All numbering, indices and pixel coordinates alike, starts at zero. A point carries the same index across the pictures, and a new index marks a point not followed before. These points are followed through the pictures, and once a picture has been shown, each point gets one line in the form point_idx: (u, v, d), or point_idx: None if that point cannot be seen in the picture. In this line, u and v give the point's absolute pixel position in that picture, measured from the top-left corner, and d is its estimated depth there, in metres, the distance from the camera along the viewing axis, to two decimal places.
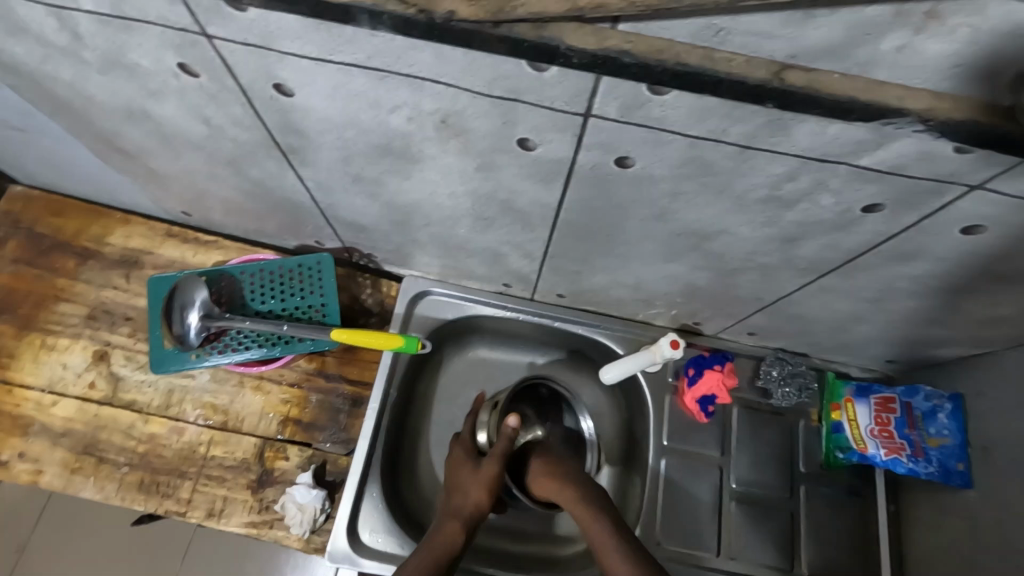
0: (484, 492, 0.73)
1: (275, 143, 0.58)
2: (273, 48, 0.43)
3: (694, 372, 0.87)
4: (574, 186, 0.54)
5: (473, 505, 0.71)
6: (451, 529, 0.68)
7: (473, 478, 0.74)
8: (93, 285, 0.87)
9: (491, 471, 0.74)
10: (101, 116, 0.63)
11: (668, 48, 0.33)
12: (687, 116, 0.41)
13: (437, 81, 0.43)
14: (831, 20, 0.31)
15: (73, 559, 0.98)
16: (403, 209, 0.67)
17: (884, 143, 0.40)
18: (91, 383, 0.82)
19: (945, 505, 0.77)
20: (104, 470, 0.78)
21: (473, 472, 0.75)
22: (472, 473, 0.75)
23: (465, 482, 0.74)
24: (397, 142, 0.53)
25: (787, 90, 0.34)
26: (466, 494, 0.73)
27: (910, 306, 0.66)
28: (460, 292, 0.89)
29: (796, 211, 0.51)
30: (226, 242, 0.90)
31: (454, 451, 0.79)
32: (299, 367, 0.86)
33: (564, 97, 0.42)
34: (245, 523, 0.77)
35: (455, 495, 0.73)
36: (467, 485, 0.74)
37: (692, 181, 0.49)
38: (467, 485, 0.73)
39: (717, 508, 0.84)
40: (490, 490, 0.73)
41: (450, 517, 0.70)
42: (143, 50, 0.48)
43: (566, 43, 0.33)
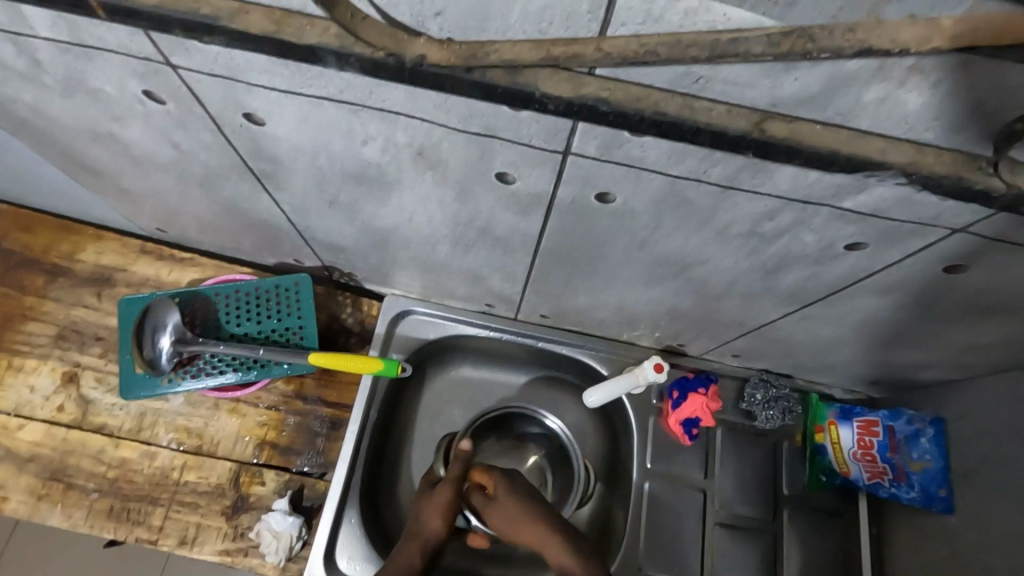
0: (440, 519, 0.71)
1: (248, 168, 0.57)
2: (240, 80, 0.42)
3: (678, 395, 0.86)
4: (554, 217, 0.53)
5: (433, 531, 0.70)
6: (410, 551, 0.68)
7: (429, 503, 0.73)
8: (63, 304, 0.84)
9: (446, 496, 0.72)
10: (66, 136, 0.60)
11: (646, 96, 0.32)
12: (668, 156, 0.40)
13: (412, 116, 0.42)
14: (811, 73, 0.30)
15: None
16: (381, 232, 0.66)
17: (867, 188, 0.39)
18: (60, 406, 0.80)
19: (926, 528, 0.78)
20: (72, 497, 0.76)
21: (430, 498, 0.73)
22: (427, 500, 0.73)
23: (424, 507, 0.72)
24: (372, 171, 0.51)
25: (767, 141, 0.33)
26: (425, 521, 0.71)
27: (891, 334, 0.66)
28: (442, 311, 0.88)
29: (778, 246, 0.50)
30: (201, 259, 0.88)
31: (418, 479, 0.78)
32: (277, 389, 0.84)
33: (541, 135, 0.41)
34: (219, 550, 0.75)
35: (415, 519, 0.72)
36: (426, 510, 0.72)
37: (673, 217, 0.48)
38: (426, 513, 0.72)
39: (699, 532, 0.83)
40: (446, 516, 0.72)
41: (410, 539, 0.70)
42: (106, 77, 0.46)
43: (541, 90, 0.32)
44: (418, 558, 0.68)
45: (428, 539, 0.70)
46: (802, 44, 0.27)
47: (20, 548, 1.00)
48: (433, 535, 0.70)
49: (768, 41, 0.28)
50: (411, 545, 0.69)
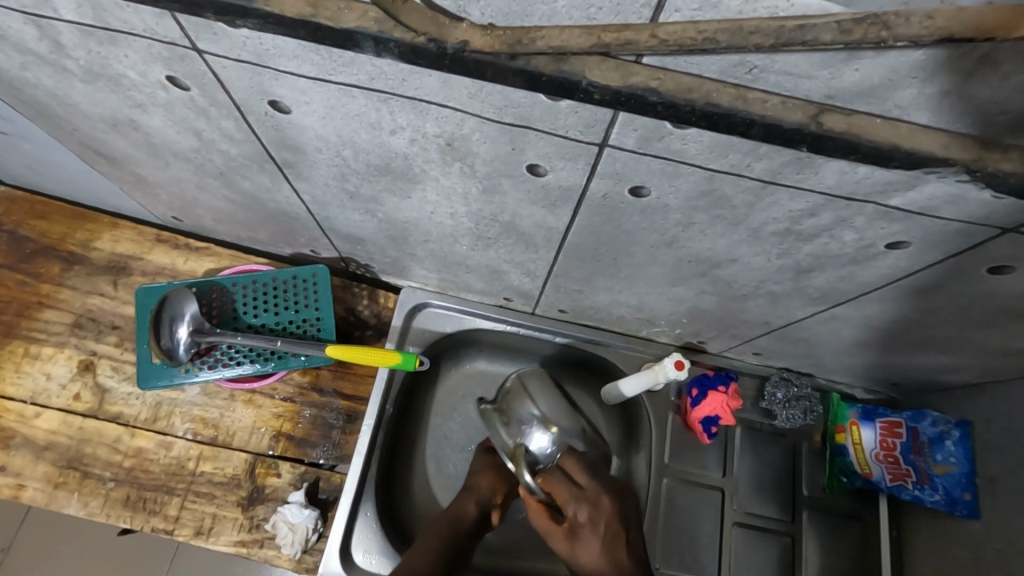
0: (491, 475, 0.74)
1: (269, 157, 0.56)
2: (269, 66, 0.41)
3: (698, 393, 0.84)
4: (582, 212, 0.51)
5: (484, 486, 0.73)
6: (462, 499, 0.72)
7: (484, 460, 0.75)
8: (79, 292, 0.84)
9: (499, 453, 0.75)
10: (86, 122, 0.59)
11: (698, 87, 0.31)
12: (709, 150, 0.39)
13: (444, 106, 0.41)
14: (876, 63, 0.29)
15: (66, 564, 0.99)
16: (402, 225, 0.65)
17: (918, 185, 0.37)
18: (76, 395, 0.80)
19: (949, 533, 0.76)
20: (88, 485, 0.76)
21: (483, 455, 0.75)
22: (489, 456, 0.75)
23: (478, 465, 0.75)
24: (398, 162, 0.50)
25: (824, 135, 0.31)
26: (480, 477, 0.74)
27: (922, 336, 0.65)
28: (459, 304, 0.87)
29: (815, 245, 0.49)
30: (217, 248, 0.87)
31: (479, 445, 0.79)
32: (292, 381, 0.83)
33: (578, 127, 0.39)
34: (235, 541, 0.75)
35: (470, 474, 0.75)
36: (479, 466, 0.75)
37: (708, 213, 0.47)
38: (479, 469, 0.75)
39: (717, 531, 0.82)
40: (499, 472, 0.74)
41: (465, 491, 0.73)
42: (129, 62, 0.45)
43: (588, 79, 0.31)
44: (470, 508, 0.71)
45: (481, 492, 0.72)
46: (872, 32, 0.26)
47: (35, 533, 1.01)
48: (485, 490, 0.72)
49: (837, 28, 0.26)
50: (465, 495, 0.72)
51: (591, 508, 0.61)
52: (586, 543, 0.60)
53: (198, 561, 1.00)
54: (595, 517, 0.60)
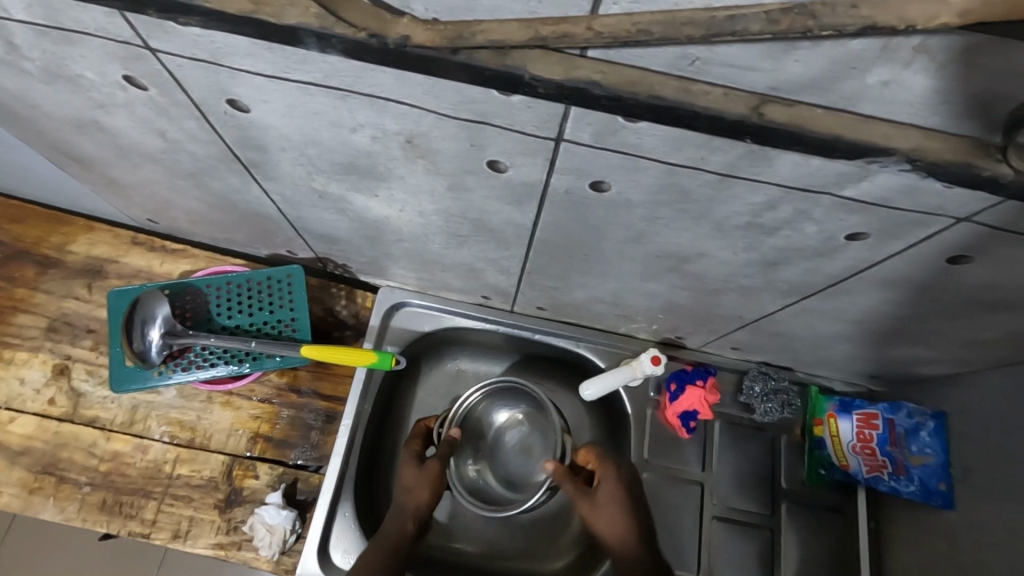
0: (426, 490, 0.72)
1: (235, 157, 0.55)
2: (222, 64, 0.40)
3: (676, 388, 0.85)
4: (548, 208, 0.51)
5: (419, 502, 0.71)
6: (398, 519, 0.70)
7: (417, 476, 0.73)
8: (54, 296, 0.83)
9: (433, 469, 0.73)
10: (51, 125, 0.59)
11: (641, 79, 0.31)
12: (664, 144, 0.39)
13: (400, 102, 0.40)
14: (814, 54, 0.29)
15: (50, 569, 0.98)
16: (374, 224, 0.65)
17: (870, 176, 0.38)
18: (52, 400, 0.79)
19: (925, 523, 0.77)
20: (64, 490, 0.75)
21: (416, 471, 0.73)
22: (416, 470, 0.73)
23: (411, 481, 0.73)
24: (362, 161, 0.50)
25: (767, 126, 0.31)
26: (413, 493, 0.72)
27: (893, 328, 0.65)
28: (438, 303, 0.87)
29: (778, 238, 0.49)
30: (193, 250, 0.87)
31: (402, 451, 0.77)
32: (270, 383, 0.83)
33: (533, 122, 0.39)
34: (212, 544, 0.75)
35: (402, 491, 0.72)
36: (413, 482, 0.73)
37: (670, 207, 0.47)
38: (412, 486, 0.72)
39: (697, 525, 0.82)
40: (433, 486, 0.72)
41: (400, 510, 0.71)
42: (86, 62, 0.45)
43: (531, 73, 0.31)
44: (408, 526, 0.70)
45: (417, 508, 0.71)
46: (802, 22, 0.26)
47: (18, 541, 1.00)
48: (420, 506, 0.71)
49: (766, 18, 0.26)
50: (401, 515, 0.70)
51: (609, 473, 0.72)
52: (607, 496, 0.71)
53: (182, 565, 0.99)
54: (614, 483, 0.72)
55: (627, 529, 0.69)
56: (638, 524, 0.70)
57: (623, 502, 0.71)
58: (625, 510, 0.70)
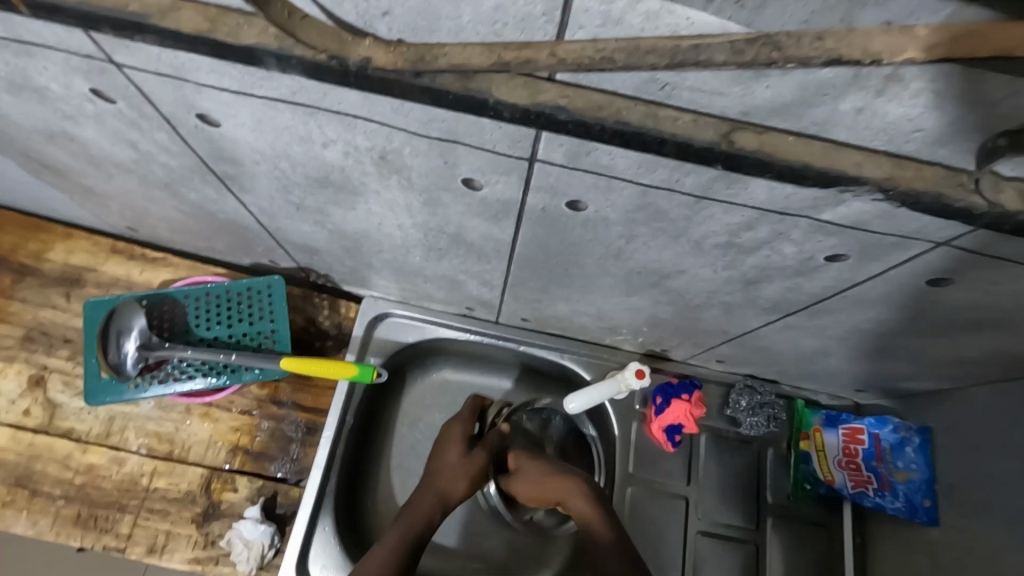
0: (466, 483, 0.74)
1: (210, 170, 0.55)
2: (188, 79, 0.39)
3: (662, 401, 0.84)
4: (525, 225, 0.51)
5: (455, 493, 0.73)
6: (431, 506, 0.71)
7: (460, 465, 0.75)
8: (31, 305, 0.82)
9: (479, 461, 0.75)
10: (21, 135, 0.58)
11: (609, 104, 0.30)
12: (637, 166, 0.38)
13: (370, 120, 0.40)
14: (783, 81, 0.28)
15: None
16: (352, 236, 0.64)
17: (845, 200, 0.37)
18: (27, 410, 0.78)
19: (909, 540, 0.76)
20: (38, 504, 0.74)
21: (461, 458, 0.75)
22: (462, 460, 0.75)
23: (455, 467, 0.74)
24: (334, 176, 0.49)
25: (737, 154, 0.31)
26: (453, 479, 0.73)
27: (877, 344, 0.64)
28: (422, 314, 0.86)
29: (757, 257, 0.48)
30: (175, 258, 0.86)
31: (451, 427, 0.78)
32: (250, 394, 0.82)
33: (505, 142, 0.39)
34: (189, 559, 0.74)
35: (444, 475, 0.74)
36: (454, 470, 0.74)
37: (645, 226, 0.46)
38: (455, 472, 0.74)
39: (682, 541, 0.82)
40: (472, 479, 0.74)
41: (436, 494, 0.72)
42: (49, 75, 0.44)
43: (495, 97, 0.30)
44: (437, 514, 0.71)
45: (453, 498, 0.73)
46: (768, 53, 0.25)
47: None
48: (455, 495, 0.73)
49: (732, 48, 0.25)
50: (436, 499, 0.72)
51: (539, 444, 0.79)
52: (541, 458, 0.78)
53: None
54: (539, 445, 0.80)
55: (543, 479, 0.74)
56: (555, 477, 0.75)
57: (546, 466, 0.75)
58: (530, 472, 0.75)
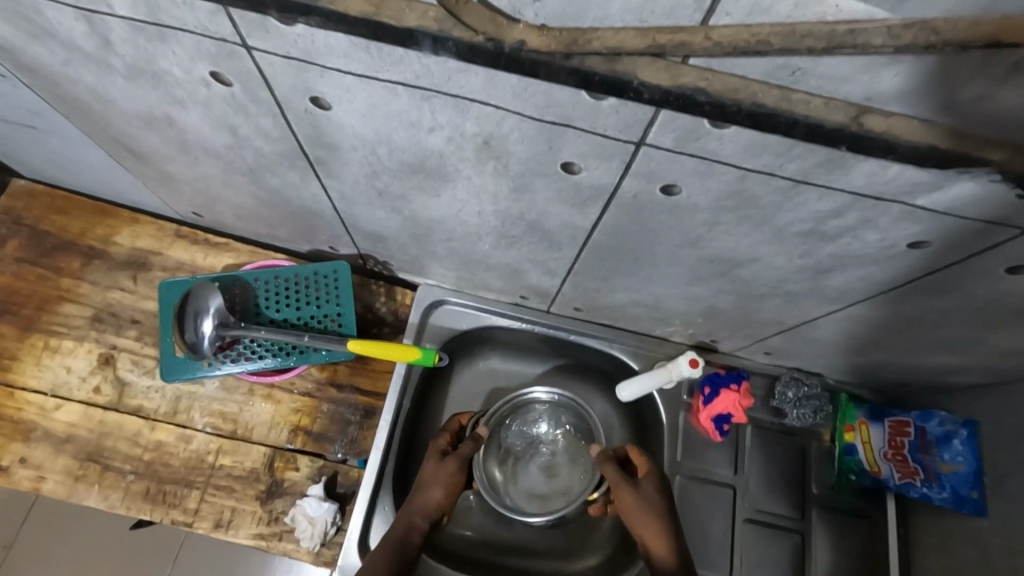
0: (440, 490, 0.69)
1: (303, 153, 0.57)
2: (316, 63, 0.42)
3: (710, 391, 0.86)
4: (611, 211, 0.52)
5: (431, 503, 0.69)
6: (408, 518, 0.67)
7: (435, 472, 0.71)
8: (99, 287, 0.84)
9: (451, 467, 0.71)
10: (118, 120, 0.60)
11: (744, 88, 0.32)
12: (743, 151, 0.40)
13: (486, 104, 0.42)
14: (915, 67, 0.30)
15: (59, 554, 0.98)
16: (425, 222, 0.66)
17: (944, 185, 0.39)
18: (97, 388, 0.80)
19: (956, 531, 0.77)
20: (109, 478, 0.76)
21: (434, 468, 0.71)
22: (436, 467, 0.71)
23: (427, 477, 0.71)
24: (430, 160, 0.51)
25: (864, 136, 0.33)
26: (427, 489, 0.70)
27: (934, 336, 0.66)
28: (476, 303, 0.88)
29: (838, 245, 0.50)
30: (237, 245, 0.88)
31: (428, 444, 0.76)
32: (311, 377, 0.84)
33: (617, 126, 0.41)
34: (254, 535, 0.76)
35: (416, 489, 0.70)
36: (428, 480, 0.70)
37: (732, 213, 0.48)
38: (429, 482, 0.70)
39: (729, 528, 0.83)
40: (449, 486, 0.70)
41: (412, 509, 0.68)
42: (174, 59, 0.46)
43: (639, 79, 0.32)
44: (417, 525, 0.67)
45: (433, 510, 0.68)
46: (926, 37, 0.27)
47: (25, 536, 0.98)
48: (435, 505, 0.68)
49: (888, 33, 0.28)
50: (413, 512, 0.68)
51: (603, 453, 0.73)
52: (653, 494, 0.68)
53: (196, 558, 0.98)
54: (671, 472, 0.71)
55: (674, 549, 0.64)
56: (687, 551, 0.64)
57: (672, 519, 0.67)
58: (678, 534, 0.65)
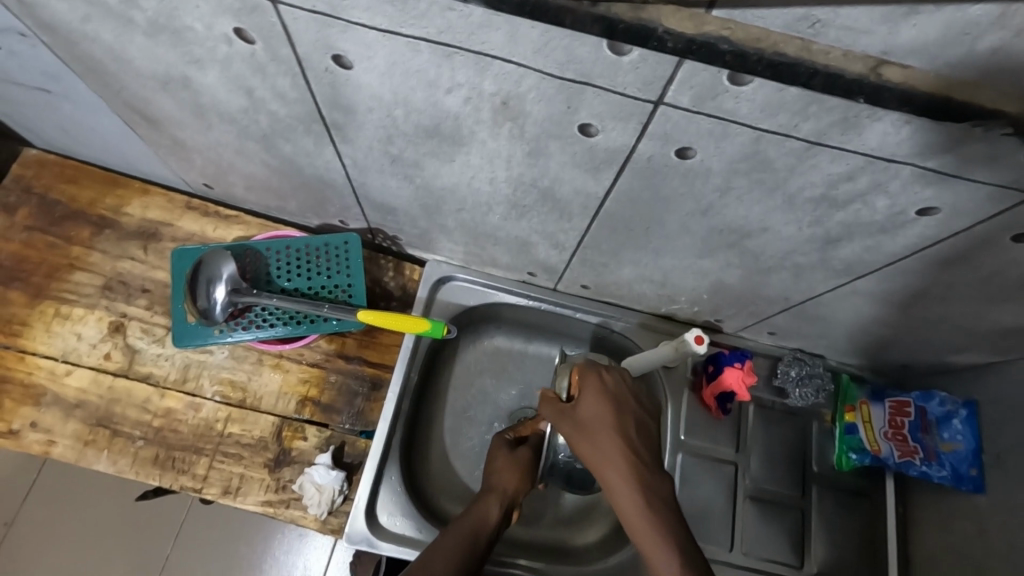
0: (516, 476, 0.71)
1: (320, 117, 0.57)
2: (340, 18, 0.42)
3: (714, 369, 0.87)
4: (625, 176, 0.53)
5: (506, 488, 0.70)
6: (486, 504, 0.67)
7: (507, 461, 0.73)
8: (110, 256, 0.85)
9: (525, 457, 0.74)
10: (137, 82, 0.60)
11: (765, 38, 0.33)
12: (759, 110, 0.41)
13: (507, 62, 0.42)
14: (934, 18, 0.30)
15: (65, 524, 1.05)
16: (438, 192, 0.67)
17: (955, 144, 0.40)
18: (107, 355, 0.80)
19: (954, 507, 0.78)
20: (118, 444, 0.77)
21: (507, 457, 0.73)
22: (509, 455, 0.73)
23: (500, 464, 0.72)
24: (447, 122, 0.52)
25: (882, 86, 0.34)
26: (500, 475, 0.71)
27: (936, 312, 0.67)
28: (483, 279, 0.89)
29: (847, 212, 0.51)
30: (247, 217, 0.89)
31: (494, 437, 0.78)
32: (319, 348, 0.84)
33: (636, 84, 0.41)
34: (262, 501, 0.77)
35: (491, 473, 0.72)
36: (501, 467, 0.72)
37: (745, 177, 0.49)
38: (502, 469, 0.72)
39: (731, 504, 0.84)
40: (523, 475, 0.72)
41: (487, 494, 0.68)
42: (198, 14, 0.46)
43: (664, 26, 0.33)
44: (493, 509, 0.66)
45: (505, 494, 0.69)
46: None
47: (44, 502, 1.06)
48: (509, 490, 0.70)
49: None
50: (489, 495, 0.68)
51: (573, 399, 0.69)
52: (598, 411, 0.58)
53: (203, 523, 1.07)
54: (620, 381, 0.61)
55: (618, 458, 0.55)
56: (639, 452, 0.56)
57: (617, 426, 0.57)
58: (624, 439, 0.56)
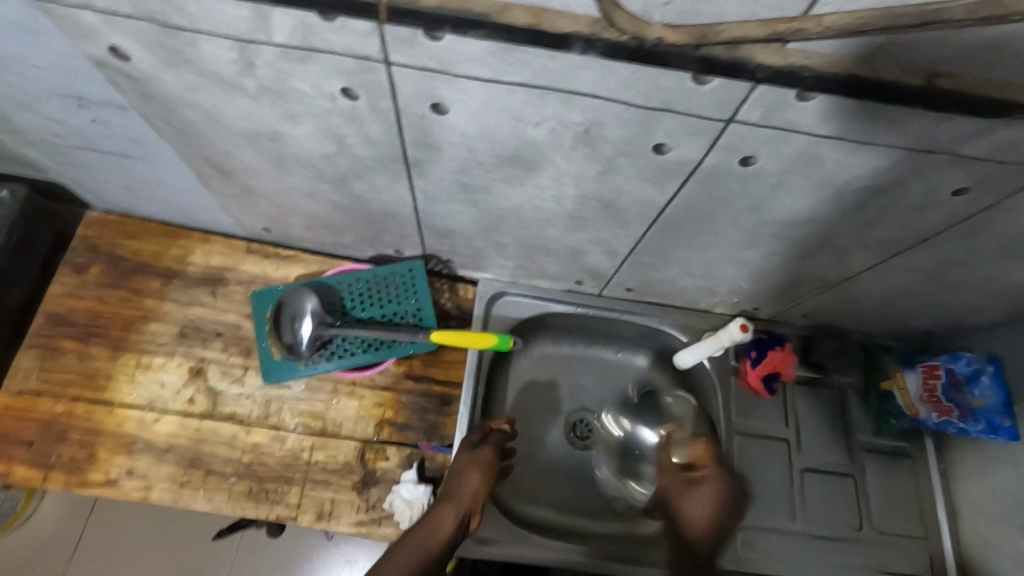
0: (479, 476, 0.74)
1: (402, 157, 0.63)
2: (448, 72, 0.48)
3: (756, 354, 0.93)
4: (688, 185, 0.60)
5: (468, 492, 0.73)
6: (444, 510, 0.70)
7: (469, 462, 0.76)
8: (181, 304, 0.89)
9: (488, 454, 0.76)
10: (223, 138, 0.65)
11: (837, 61, 0.43)
12: (818, 119, 0.48)
13: (596, 96, 0.49)
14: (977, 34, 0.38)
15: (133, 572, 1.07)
16: (502, 214, 0.73)
17: (987, 132, 0.47)
18: (190, 399, 0.84)
19: (992, 454, 0.85)
20: (212, 481, 0.81)
21: (471, 456, 0.76)
22: (470, 457, 0.76)
23: (463, 467, 0.75)
24: (526, 152, 0.58)
25: None
26: (466, 481, 0.74)
27: (961, 279, 0.74)
28: (531, 291, 0.94)
29: (888, 198, 0.58)
30: (304, 255, 0.94)
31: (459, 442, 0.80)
32: (389, 372, 0.89)
33: (712, 106, 0.48)
34: (355, 522, 0.81)
35: (456, 478, 0.74)
36: (462, 469, 0.75)
37: (798, 176, 0.56)
38: (465, 471, 0.75)
39: (789, 478, 0.90)
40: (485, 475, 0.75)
41: (445, 501, 0.71)
42: (309, 77, 0.52)
43: (755, 62, 0.43)
44: (449, 517, 0.69)
45: (463, 500, 0.71)
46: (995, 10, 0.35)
47: (110, 553, 1.08)
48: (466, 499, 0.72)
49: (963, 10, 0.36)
50: (445, 501, 0.71)
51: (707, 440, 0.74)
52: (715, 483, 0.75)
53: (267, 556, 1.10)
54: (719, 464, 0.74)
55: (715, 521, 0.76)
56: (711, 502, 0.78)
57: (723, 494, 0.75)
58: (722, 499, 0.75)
